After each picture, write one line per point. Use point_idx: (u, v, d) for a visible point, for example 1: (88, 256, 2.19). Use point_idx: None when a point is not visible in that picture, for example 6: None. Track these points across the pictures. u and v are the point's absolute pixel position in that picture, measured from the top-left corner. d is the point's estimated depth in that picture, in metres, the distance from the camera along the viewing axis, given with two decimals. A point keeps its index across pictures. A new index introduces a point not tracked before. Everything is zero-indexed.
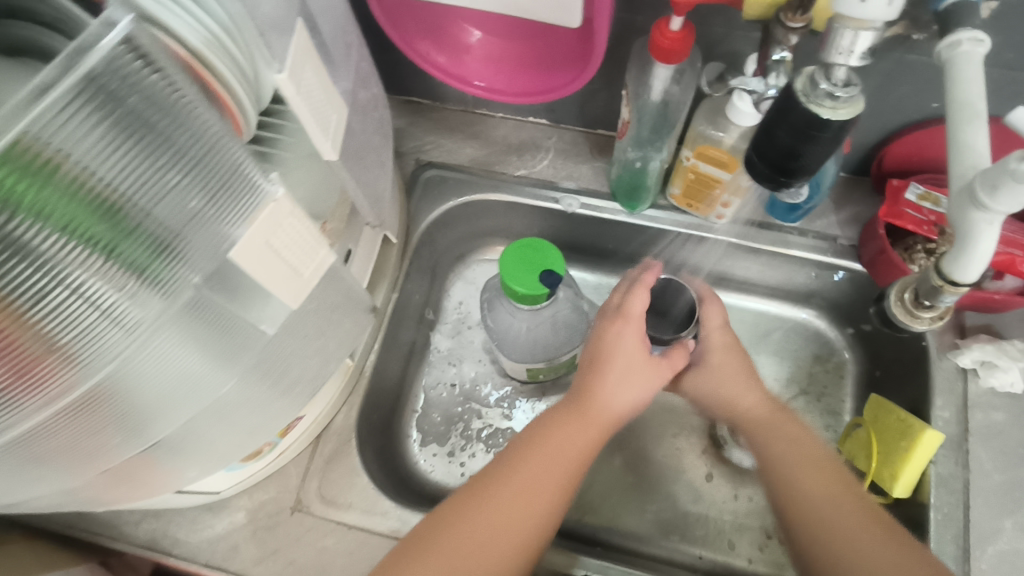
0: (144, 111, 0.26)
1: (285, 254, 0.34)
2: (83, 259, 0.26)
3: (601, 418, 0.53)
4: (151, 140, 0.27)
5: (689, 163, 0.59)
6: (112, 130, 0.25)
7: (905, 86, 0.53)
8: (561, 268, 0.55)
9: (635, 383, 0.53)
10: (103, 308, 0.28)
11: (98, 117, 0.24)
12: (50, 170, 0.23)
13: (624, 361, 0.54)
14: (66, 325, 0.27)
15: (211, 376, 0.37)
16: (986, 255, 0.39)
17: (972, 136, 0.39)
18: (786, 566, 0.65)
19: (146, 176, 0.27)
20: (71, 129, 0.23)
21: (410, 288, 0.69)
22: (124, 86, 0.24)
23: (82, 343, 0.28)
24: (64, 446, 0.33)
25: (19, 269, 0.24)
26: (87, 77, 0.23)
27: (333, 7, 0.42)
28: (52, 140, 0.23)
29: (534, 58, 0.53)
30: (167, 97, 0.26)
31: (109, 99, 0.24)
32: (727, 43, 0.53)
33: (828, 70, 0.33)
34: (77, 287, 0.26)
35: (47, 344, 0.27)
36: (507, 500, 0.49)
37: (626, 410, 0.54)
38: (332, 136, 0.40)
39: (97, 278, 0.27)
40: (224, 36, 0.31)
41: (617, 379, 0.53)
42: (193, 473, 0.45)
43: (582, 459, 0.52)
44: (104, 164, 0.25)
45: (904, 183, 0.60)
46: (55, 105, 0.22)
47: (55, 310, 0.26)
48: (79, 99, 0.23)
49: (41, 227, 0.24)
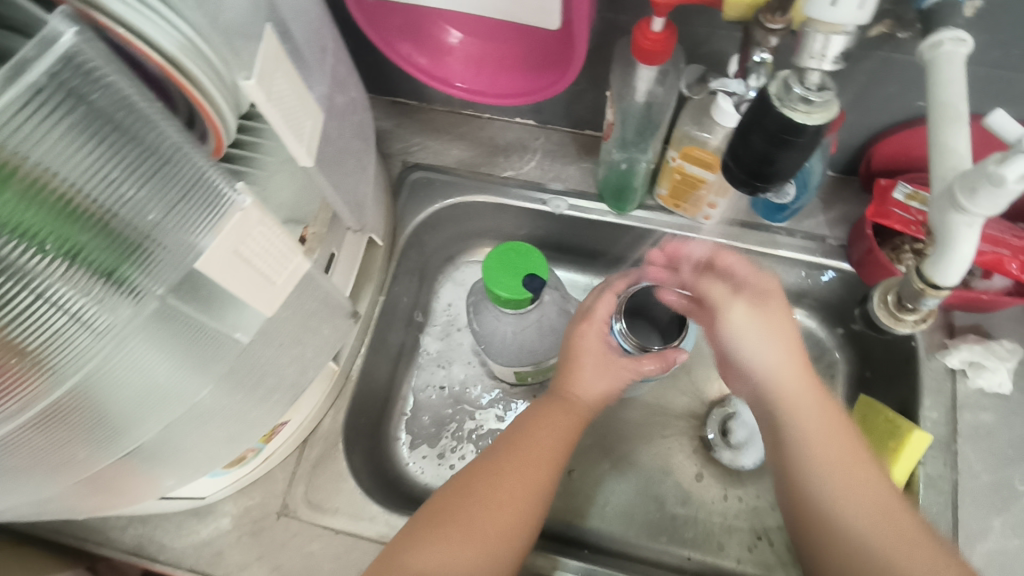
0: (97, 118, 0.25)
1: (254, 263, 0.33)
2: (48, 263, 0.26)
3: (580, 414, 0.55)
4: (105, 147, 0.26)
5: (675, 164, 0.59)
6: (65, 138, 0.25)
7: (892, 85, 0.53)
8: (545, 272, 0.54)
9: (604, 375, 0.56)
10: (71, 313, 0.28)
11: (59, 118, 0.24)
12: (3, 179, 0.23)
13: (597, 360, 0.56)
14: (34, 330, 0.27)
15: (181, 384, 0.36)
16: (966, 258, 0.39)
17: (953, 138, 0.39)
18: (775, 567, 0.64)
19: (107, 177, 0.27)
20: (31, 130, 0.23)
21: (397, 291, 0.69)
22: (85, 86, 0.24)
23: (50, 348, 0.28)
24: (30, 457, 0.32)
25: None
26: (47, 77, 0.23)
27: (308, 11, 0.41)
28: (3, 149, 0.22)
29: (516, 60, 0.52)
30: (127, 98, 0.26)
31: (60, 106, 0.24)
32: (711, 43, 0.52)
33: (802, 73, 0.32)
34: (43, 292, 0.26)
35: (14, 350, 0.26)
36: (492, 493, 0.50)
37: (599, 400, 0.56)
38: (307, 142, 0.39)
39: (63, 282, 0.27)
40: (200, 41, 0.30)
41: (588, 375, 0.56)
42: (171, 481, 0.45)
43: (564, 455, 0.54)
44: (66, 166, 0.25)
45: (892, 183, 0.59)
46: (13, 105, 0.22)
47: (21, 316, 0.26)
48: (29, 107, 0.23)
49: (3, 231, 0.24)
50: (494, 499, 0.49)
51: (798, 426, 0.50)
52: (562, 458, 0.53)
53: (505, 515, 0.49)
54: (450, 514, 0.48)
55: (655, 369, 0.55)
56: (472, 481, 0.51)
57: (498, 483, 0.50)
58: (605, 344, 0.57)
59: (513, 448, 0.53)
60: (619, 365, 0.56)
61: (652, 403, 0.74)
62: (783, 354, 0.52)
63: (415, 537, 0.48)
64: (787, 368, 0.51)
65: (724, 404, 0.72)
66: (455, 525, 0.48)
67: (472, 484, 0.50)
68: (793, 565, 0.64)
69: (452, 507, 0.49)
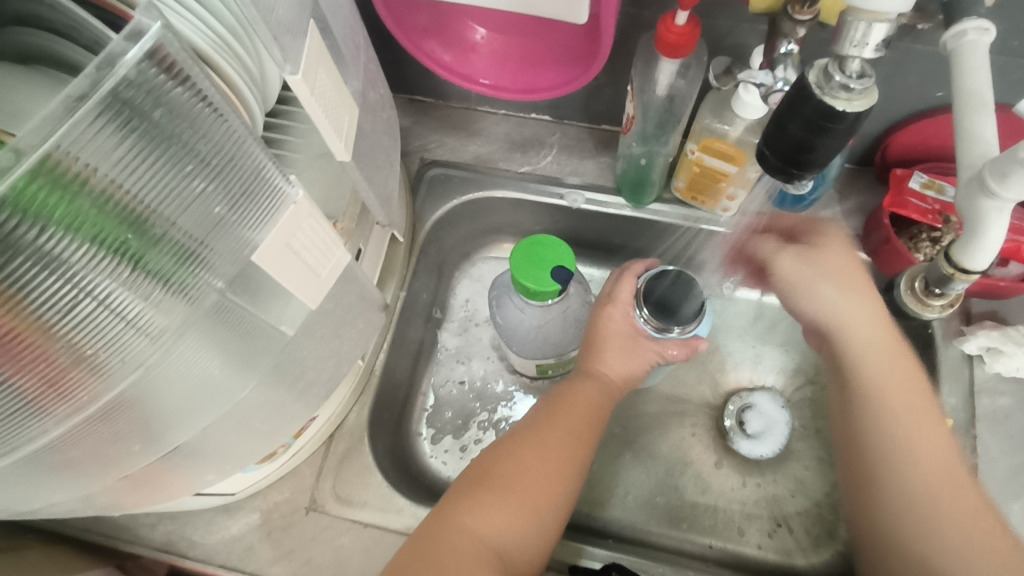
0: (168, 122, 0.26)
1: (303, 254, 0.35)
2: (108, 269, 0.26)
3: (609, 392, 0.58)
4: (174, 150, 0.27)
5: (693, 157, 0.60)
6: (135, 143, 0.25)
7: (911, 75, 0.53)
8: (573, 264, 0.56)
9: (631, 359, 0.59)
10: (128, 318, 0.28)
11: (123, 129, 0.24)
12: (79, 184, 0.23)
13: (619, 338, 0.59)
14: (92, 334, 0.27)
15: (229, 380, 0.37)
16: (996, 241, 0.40)
17: (981, 126, 0.39)
18: (795, 554, 0.66)
19: (170, 184, 0.27)
20: (107, 138, 0.23)
21: (418, 287, 0.69)
22: (148, 101, 0.24)
23: (111, 351, 0.28)
24: (85, 455, 0.32)
25: (45, 280, 0.24)
26: (115, 92, 0.23)
27: (343, 9, 0.42)
28: (80, 155, 0.23)
29: (541, 55, 0.53)
30: (191, 107, 0.26)
31: (132, 112, 0.24)
32: (733, 36, 0.53)
33: (842, 61, 0.34)
34: (103, 297, 0.26)
35: (72, 354, 0.27)
36: (538, 469, 0.51)
37: (625, 380, 0.59)
38: (345, 138, 0.40)
39: (124, 288, 0.27)
40: (232, 39, 0.31)
41: (616, 358, 0.59)
42: (211, 476, 0.45)
43: (597, 427, 0.56)
44: (131, 176, 0.25)
45: (908, 172, 0.60)
46: (86, 118, 0.22)
47: (80, 320, 0.26)
48: (104, 115, 0.23)
49: (70, 239, 0.24)
50: (537, 473, 0.50)
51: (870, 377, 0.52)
52: (592, 440, 0.55)
53: (549, 496, 0.50)
54: (494, 478, 0.50)
55: (680, 355, 0.58)
56: (515, 451, 0.52)
57: (537, 454, 0.52)
58: (632, 325, 0.59)
59: (551, 424, 0.54)
60: (647, 348, 0.59)
61: (672, 394, 0.74)
62: (882, 342, 0.53)
63: (462, 499, 0.49)
64: (883, 355, 0.53)
65: (741, 394, 0.73)
66: (501, 479, 0.50)
67: (519, 453, 0.51)
68: (813, 551, 0.66)
69: (497, 469, 0.50)
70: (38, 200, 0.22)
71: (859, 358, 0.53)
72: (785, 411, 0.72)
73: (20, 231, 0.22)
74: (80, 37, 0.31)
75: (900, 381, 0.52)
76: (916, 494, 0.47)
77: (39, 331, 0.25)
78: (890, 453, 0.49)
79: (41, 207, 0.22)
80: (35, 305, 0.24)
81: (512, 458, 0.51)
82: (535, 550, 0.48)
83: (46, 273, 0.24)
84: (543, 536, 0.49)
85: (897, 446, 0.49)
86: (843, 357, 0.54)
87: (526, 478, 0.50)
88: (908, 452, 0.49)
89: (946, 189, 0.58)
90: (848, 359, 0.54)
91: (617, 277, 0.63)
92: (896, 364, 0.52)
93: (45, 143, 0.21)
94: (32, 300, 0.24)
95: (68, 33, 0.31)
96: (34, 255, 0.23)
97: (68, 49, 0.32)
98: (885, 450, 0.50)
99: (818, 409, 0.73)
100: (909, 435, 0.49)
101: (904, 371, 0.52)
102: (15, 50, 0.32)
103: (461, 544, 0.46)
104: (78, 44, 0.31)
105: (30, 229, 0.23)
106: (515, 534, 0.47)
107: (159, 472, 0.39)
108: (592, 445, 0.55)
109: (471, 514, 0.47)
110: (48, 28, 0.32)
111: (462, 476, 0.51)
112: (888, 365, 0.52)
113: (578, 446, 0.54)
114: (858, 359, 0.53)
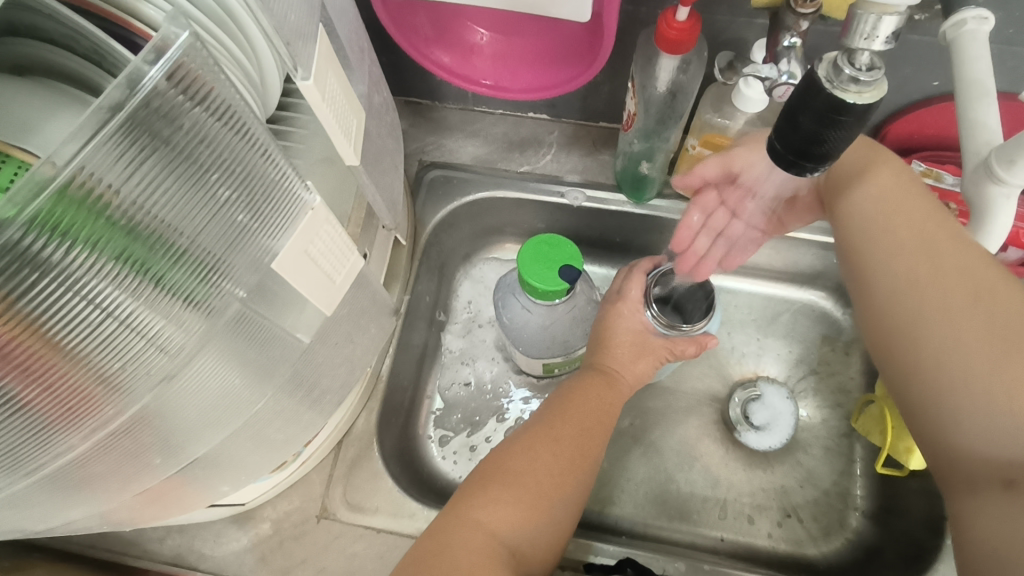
0: (187, 139, 0.25)
1: (320, 261, 0.35)
2: (129, 286, 0.26)
3: (619, 388, 0.58)
4: (193, 167, 0.26)
5: (694, 152, 0.61)
6: (156, 162, 0.24)
7: (908, 65, 0.54)
8: (581, 262, 0.56)
9: (645, 358, 0.59)
10: (149, 335, 0.27)
11: (146, 147, 0.24)
12: (101, 204, 0.23)
13: (625, 331, 0.59)
14: (114, 354, 0.26)
15: (247, 391, 0.36)
16: (1005, 227, 0.41)
17: (984, 114, 0.40)
18: (805, 542, 0.66)
19: (191, 199, 0.27)
20: (128, 158, 0.23)
21: (421, 289, 0.69)
22: (167, 119, 0.24)
23: (129, 370, 0.28)
24: (105, 472, 0.31)
25: (66, 299, 0.24)
26: (135, 112, 0.22)
27: (347, 12, 0.42)
28: (104, 175, 0.22)
29: (543, 53, 0.53)
30: (210, 123, 0.26)
31: (151, 132, 0.24)
32: (731, 31, 0.53)
33: (851, 53, 0.31)
34: (125, 316, 0.26)
35: (93, 373, 0.26)
36: (550, 463, 0.50)
37: (637, 379, 0.59)
38: (353, 142, 0.40)
39: (144, 306, 0.27)
40: (236, 49, 0.30)
41: (624, 353, 0.59)
42: (226, 487, 0.44)
43: (609, 425, 0.56)
44: (150, 195, 0.25)
45: (905, 162, 0.61)
46: (107, 140, 0.22)
47: (100, 338, 0.26)
48: (124, 137, 0.22)
49: (92, 257, 0.24)
50: (547, 469, 0.50)
51: (879, 252, 0.47)
52: (604, 437, 0.55)
53: (556, 487, 0.49)
54: (504, 472, 0.49)
55: (688, 351, 0.59)
56: (522, 444, 0.52)
57: (545, 446, 0.51)
58: (641, 322, 0.60)
59: (559, 420, 0.54)
60: (656, 348, 0.59)
61: (677, 388, 0.74)
62: (896, 208, 0.47)
63: (472, 495, 0.48)
64: (887, 226, 0.47)
65: (752, 385, 0.73)
66: (513, 472, 0.49)
67: (531, 451, 0.51)
68: (822, 540, 0.66)
69: (508, 464, 0.50)
70: (62, 222, 0.22)
71: (860, 240, 0.48)
72: (791, 403, 0.72)
73: (44, 252, 0.22)
74: (77, 46, 0.31)
75: (919, 239, 0.45)
76: (941, 354, 0.41)
77: (59, 350, 0.24)
78: (908, 328, 0.44)
79: (68, 226, 0.22)
80: (57, 326, 0.24)
81: (523, 454, 0.51)
82: (539, 529, 0.48)
83: (67, 293, 0.24)
84: (549, 525, 0.48)
85: (910, 309, 0.44)
86: (850, 230, 0.49)
87: (527, 464, 0.50)
88: (925, 310, 0.43)
89: (945, 176, 0.59)
90: (850, 230, 0.49)
91: (626, 273, 0.64)
92: (906, 228, 0.46)
93: (68, 165, 0.21)
94: (54, 320, 0.24)
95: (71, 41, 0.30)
96: (58, 276, 0.23)
97: (65, 59, 0.31)
98: (900, 323, 0.44)
99: (822, 398, 0.73)
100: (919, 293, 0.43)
101: (918, 229, 0.45)
102: (7, 60, 0.31)
103: (469, 537, 0.45)
104: (77, 53, 0.31)
105: (56, 251, 0.22)
106: (524, 521, 0.47)
107: (176, 487, 0.39)
108: (604, 438, 0.55)
109: (477, 505, 0.47)
110: (45, 38, 0.31)
111: (475, 471, 0.51)
112: (906, 229, 0.46)
113: (590, 437, 0.54)
114: (864, 224, 0.48)
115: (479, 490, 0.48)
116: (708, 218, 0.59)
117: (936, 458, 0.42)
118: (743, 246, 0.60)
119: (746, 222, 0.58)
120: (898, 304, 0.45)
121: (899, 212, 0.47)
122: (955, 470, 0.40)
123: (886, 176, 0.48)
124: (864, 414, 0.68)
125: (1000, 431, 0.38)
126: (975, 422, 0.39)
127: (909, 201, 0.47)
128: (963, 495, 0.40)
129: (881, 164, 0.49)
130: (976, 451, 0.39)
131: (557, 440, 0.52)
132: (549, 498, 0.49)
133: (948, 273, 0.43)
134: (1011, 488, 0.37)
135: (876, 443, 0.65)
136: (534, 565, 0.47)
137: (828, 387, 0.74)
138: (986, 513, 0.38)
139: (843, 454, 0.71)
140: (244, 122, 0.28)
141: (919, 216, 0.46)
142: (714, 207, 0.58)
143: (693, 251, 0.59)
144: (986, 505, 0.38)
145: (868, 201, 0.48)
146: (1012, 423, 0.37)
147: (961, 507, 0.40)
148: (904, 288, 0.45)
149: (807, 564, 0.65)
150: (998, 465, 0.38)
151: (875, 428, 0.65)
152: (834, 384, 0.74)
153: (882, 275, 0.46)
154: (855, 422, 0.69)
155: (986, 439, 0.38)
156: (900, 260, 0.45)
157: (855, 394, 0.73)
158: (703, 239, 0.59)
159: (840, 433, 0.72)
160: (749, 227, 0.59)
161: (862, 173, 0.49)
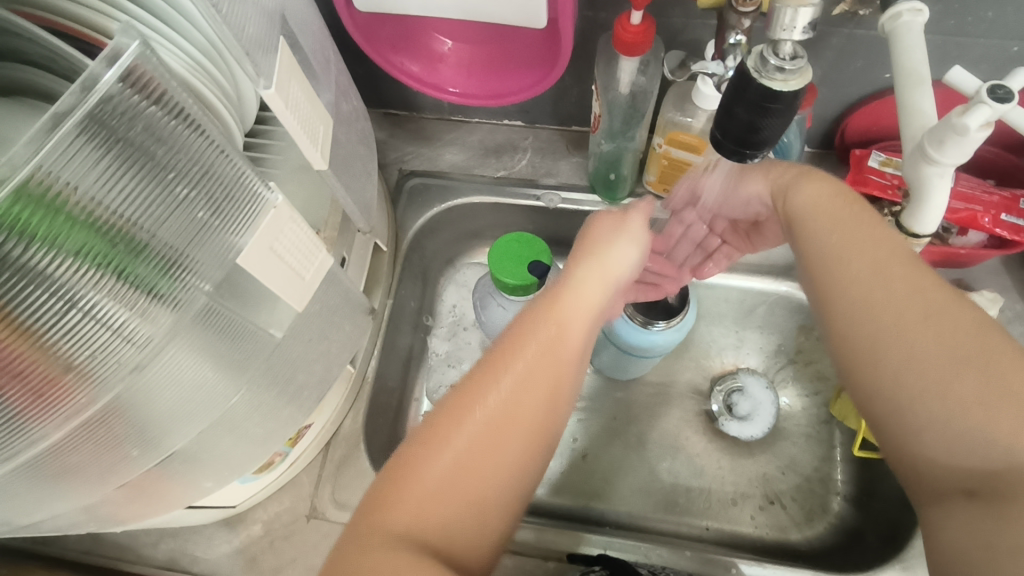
0: (141, 140, 0.27)
1: (287, 257, 0.37)
2: (92, 279, 0.28)
3: (560, 348, 0.42)
4: (148, 166, 0.28)
5: (661, 150, 0.63)
6: (112, 162, 0.27)
7: (859, 59, 0.56)
8: (549, 257, 0.57)
9: (620, 252, 0.49)
10: (115, 327, 0.29)
11: (103, 147, 0.26)
12: (61, 202, 0.25)
13: (590, 236, 0.50)
14: (82, 346, 0.28)
15: (220, 385, 0.38)
16: (940, 203, 0.44)
17: (920, 100, 0.42)
18: (789, 529, 0.67)
19: (151, 197, 0.29)
20: (83, 159, 0.25)
21: (404, 294, 0.71)
22: (124, 120, 0.26)
23: (94, 361, 0.29)
24: (82, 462, 0.33)
25: (34, 294, 0.26)
26: (91, 114, 0.25)
27: (310, 26, 0.44)
28: (62, 174, 0.24)
29: (505, 58, 0.55)
30: (165, 123, 0.28)
31: (106, 134, 0.26)
32: (688, 32, 0.56)
33: (775, 46, 0.34)
34: (89, 309, 0.28)
35: (62, 362, 0.28)
36: (492, 420, 0.39)
37: (579, 337, 0.44)
38: (320, 147, 0.42)
39: (110, 299, 0.29)
40: (206, 63, 0.33)
41: (599, 252, 0.48)
42: (210, 483, 0.46)
43: (551, 380, 0.41)
44: (110, 193, 0.27)
45: (866, 153, 0.63)
46: (64, 141, 0.24)
47: (67, 330, 0.28)
48: (81, 137, 0.25)
49: (57, 256, 0.26)
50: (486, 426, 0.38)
51: (829, 263, 0.43)
52: (558, 386, 0.41)
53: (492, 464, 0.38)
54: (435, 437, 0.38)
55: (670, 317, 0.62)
56: (458, 404, 0.39)
57: (484, 407, 0.39)
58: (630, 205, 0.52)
59: (491, 375, 0.40)
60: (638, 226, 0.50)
61: (659, 382, 0.76)
62: (848, 231, 0.44)
63: (399, 471, 0.37)
64: (847, 240, 0.43)
65: (732, 377, 0.75)
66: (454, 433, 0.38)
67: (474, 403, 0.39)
68: (806, 525, 0.68)
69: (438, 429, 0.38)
70: (25, 220, 0.24)
71: (819, 254, 0.44)
72: (771, 392, 0.74)
73: (9, 249, 0.24)
74: (57, 67, 0.32)
75: (875, 263, 0.41)
76: (901, 367, 0.38)
77: (29, 340, 0.26)
78: (867, 342, 0.40)
79: (29, 224, 0.24)
80: (25, 317, 0.26)
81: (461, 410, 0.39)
82: (477, 533, 0.37)
83: (33, 287, 0.26)
84: (490, 531, 0.37)
85: (868, 321, 0.40)
86: (806, 247, 0.46)
87: (465, 440, 0.38)
88: (881, 323, 0.39)
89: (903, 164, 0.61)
90: (808, 253, 0.45)
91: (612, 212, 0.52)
92: (864, 243, 0.42)
93: (26, 164, 0.23)
94: (23, 311, 0.26)
95: (51, 64, 0.32)
96: (22, 271, 0.25)
97: (51, 81, 0.33)
98: (864, 336, 0.40)
99: (801, 386, 0.75)
100: (878, 306, 0.40)
101: (873, 246, 0.42)
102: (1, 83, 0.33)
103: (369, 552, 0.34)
104: (58, 75, 0.33)
105: (20, 246, 0.24)
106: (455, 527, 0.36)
107: (157, 479, 0.40)
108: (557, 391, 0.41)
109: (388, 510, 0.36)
110: (32, 62, 0.33)
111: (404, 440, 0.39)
112: (863, 253, 0.42)
113: (537, 386, 0.40)
114: (820, 253, 0.44)
115: (388, 496, 0.36)
116: (687, 232, 0.63)
117: (901, 470, 0.39)
118: (715, 258, 0.64)
119: (716, 236, 0.62)
120: (856, 317, 0.41)
121: (854, 237, 0.43)
122: (922, 480, 0.38)
123: (821, 194, 0.46)
124: (841, 398, 0.69)
125: (964, 445, 0.35)
126: (936, 434, 0.36)
127: (863, 227, 0.43)
128: (932, 506, 0.38)
129: (830, 189, 0.46)
130: (939, 462, 0.36)
131: (498, 401, 0.39)
132: (493, 467, 0.38)
133: (911, 290, 0.39)
134: (975, 498, 0.35)
135: (853, 427, 0.66)
136: (474, 550, 0.37)
137: (808, 374, 0.76)
138: (954, 522, 0.36)
139: (823, 441, 0.72)
140: (199, 123, 0.30)
141: (888, 239, 0.42)
142: (693, 223, 0.62)
143: (676, 258, 0.64)
144: (954, 516, 0.36)
145: (822, 227, 0.45)
146: (976, 435, 0.35)
147: (930, 519, 0.38)
148: (859, 301, 0.41)
149: (791, 549, 0.66)
150: (964, 474, 0.35)
151: (851, 413, 0.67)
152: (813, 371, 0.75)
153: (839, 292, 0.42)
154: (832, 408, 0.70)
155: (948, 450, 0.36)
156: (863, 272, 0.41)
157: (833, 380, 0.75)
158: (684, 248, 0.64)
159: (820, 420, 0.73)
160: (719, 241, 0.62)
161: (808, 202, 0.47)
